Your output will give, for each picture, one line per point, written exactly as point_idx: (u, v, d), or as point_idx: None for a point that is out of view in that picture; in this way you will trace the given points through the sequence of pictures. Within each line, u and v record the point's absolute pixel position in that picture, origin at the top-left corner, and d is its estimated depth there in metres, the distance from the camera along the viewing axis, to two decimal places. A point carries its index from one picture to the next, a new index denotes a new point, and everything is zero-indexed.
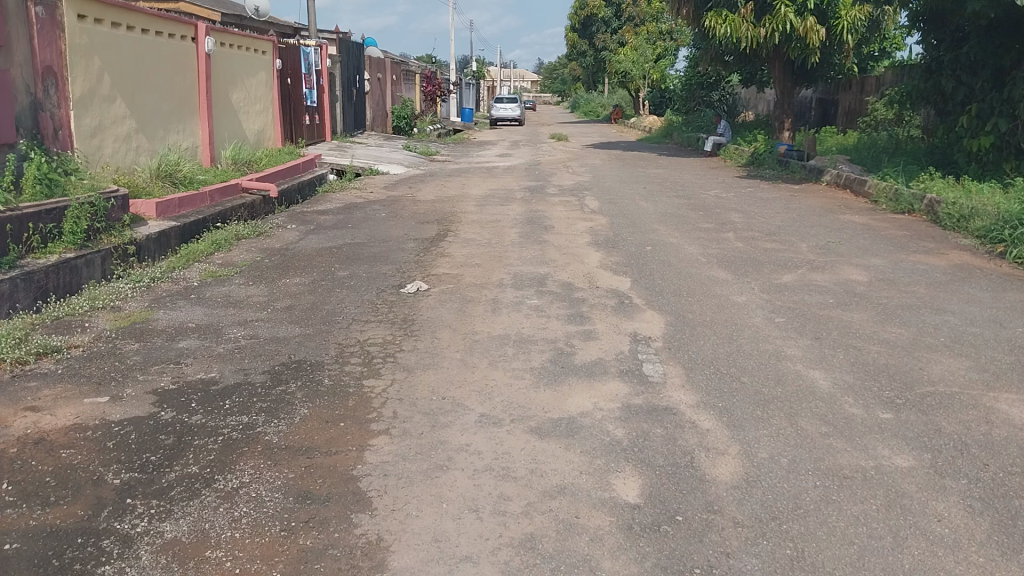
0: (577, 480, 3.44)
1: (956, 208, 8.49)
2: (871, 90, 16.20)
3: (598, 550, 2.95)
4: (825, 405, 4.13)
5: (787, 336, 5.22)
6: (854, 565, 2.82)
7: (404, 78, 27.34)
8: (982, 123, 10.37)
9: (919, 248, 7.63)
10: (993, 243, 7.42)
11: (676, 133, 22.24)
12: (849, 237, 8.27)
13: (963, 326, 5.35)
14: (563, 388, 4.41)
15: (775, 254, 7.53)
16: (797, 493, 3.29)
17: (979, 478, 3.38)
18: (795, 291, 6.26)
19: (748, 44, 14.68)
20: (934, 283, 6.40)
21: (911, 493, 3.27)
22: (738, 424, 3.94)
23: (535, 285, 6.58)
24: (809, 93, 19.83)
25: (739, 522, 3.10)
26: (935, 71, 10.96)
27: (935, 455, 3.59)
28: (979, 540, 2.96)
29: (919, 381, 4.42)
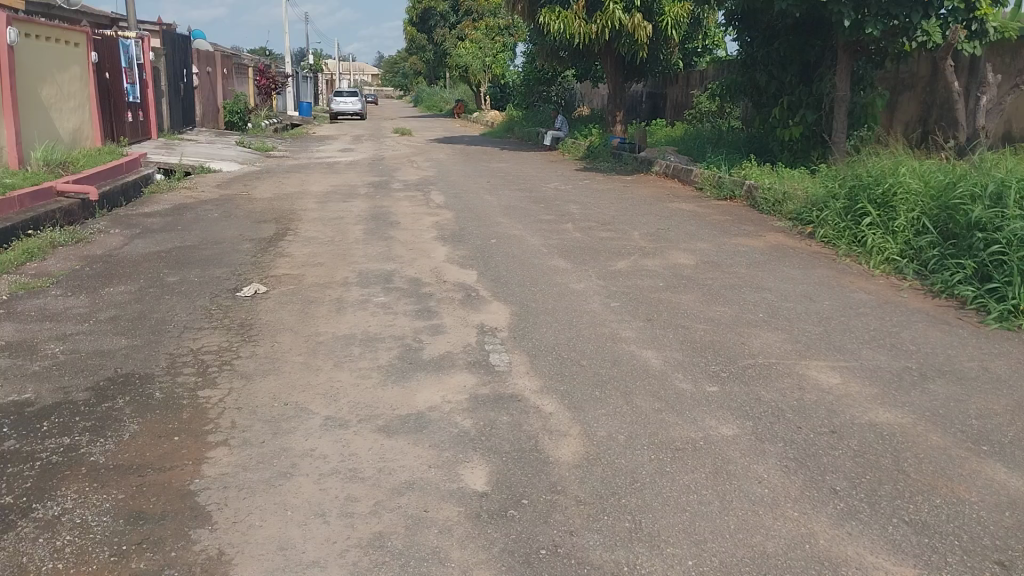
0: (425, 475, 3.45)
1: (771, 193, 9.20)
2: (696, 84, 17.26)
3: (446, 542, 2.98)
4: (657, 381, 4.38)
5: (622, 319, 5.47)
6: (686, 530, 3.01)
7: (235, 71, 26.15)
8: (792, 114, 11.26)
9: (740, 231, 8.20)
10: (803, 225, 8.10)
11: (517, 127, 22.71)
12: (678, 223, 8.76)
13: (779, 302, 5.81)
14: (410, 384, 4.40)
15: (611, 242, 7.86)
16: (635, 468, 3.46)
17: (793, 440, 3.70)
18: (629, 277, 6.57)
19: (582, 40, 15.17)
20: (753, 263, 6.91)
21: (735, 459, 3.53)
22: (579, 406, 4.09)
23: (381, 282, 6.52)
24: (638, 88, 20.83)
25: (582, 500, 3.23)
26: (750, 66, 11.79)
27: (755, 422, 3.88)
28: (794, 496, 3.24)
29: (741, 354, 4.78)
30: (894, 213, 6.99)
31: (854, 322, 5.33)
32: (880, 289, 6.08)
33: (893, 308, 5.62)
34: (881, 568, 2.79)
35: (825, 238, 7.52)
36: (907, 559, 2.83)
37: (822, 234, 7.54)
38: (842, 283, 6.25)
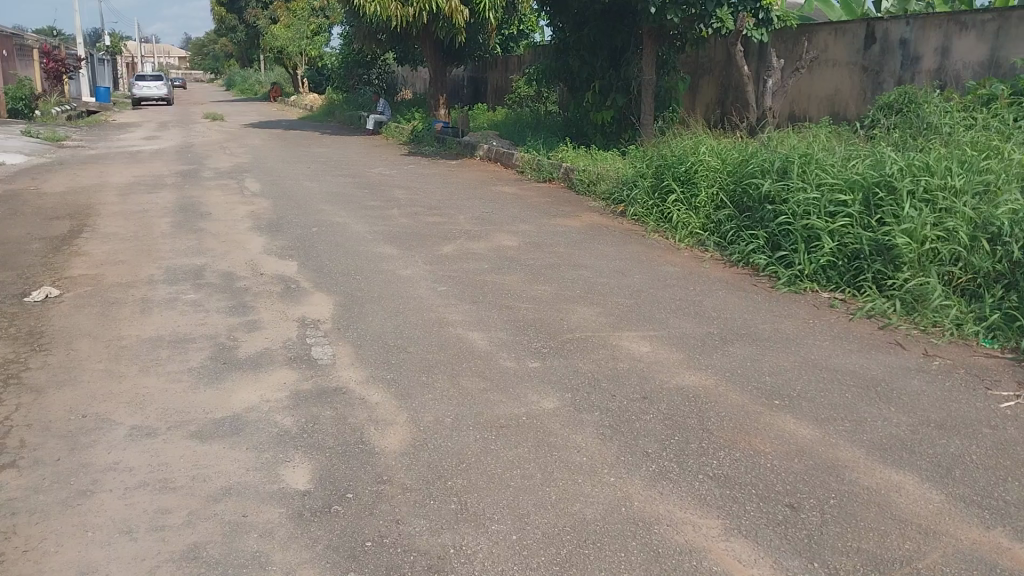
0: (244, 478, 3.31)
1: (586, 173, 9.55)
2: (514, 69, 17.58)
3: (268, 545, 2.87)
4: (482, 362, 4.44)
5: (448, 303, 5.49)
6: (511, 506, 3.08)
7: (16, 52, 23.61)
8: (604, 97, 11.75)
9: (559, 212, 8.46)
10: (616, 204, 8.49)
11: (338, 111, 22.13)
12: (501, 206, 8.90)
13: (595, 278, 6.05)
14: (226, 385, 4.19)
15: (435, 227, 7.86)
16: (460, 449, 3.49)
17: (608, 408, 3.88)
18: (454, 261, 6.60)
19: (399, 24, 14.95)
20: (571, 242, 7.15)
21: (556, 431, 3.65)
22: (405, 393, 4.07)
23: (192, 278, 6.14)
24: (459, 72, 20.90)
25: (407, 487, 3.21)
26: (563, 51, 12.11)
27: (574, 393, 4.03)
28: (610, 462, 3.39)
29: (562, 330, 4.93)
30: (695, 189, 7.46)
31: (663, 293, 5.66)
32: (685, 261, 6.49)
33: (697, 278, 6.01)
34: (689, 522, 2.99)
35: (636, 216, 7.92)
36: (711, 511, 3.05)
37: (634, 212, 7.93)
38: (652, 257, 6.61)
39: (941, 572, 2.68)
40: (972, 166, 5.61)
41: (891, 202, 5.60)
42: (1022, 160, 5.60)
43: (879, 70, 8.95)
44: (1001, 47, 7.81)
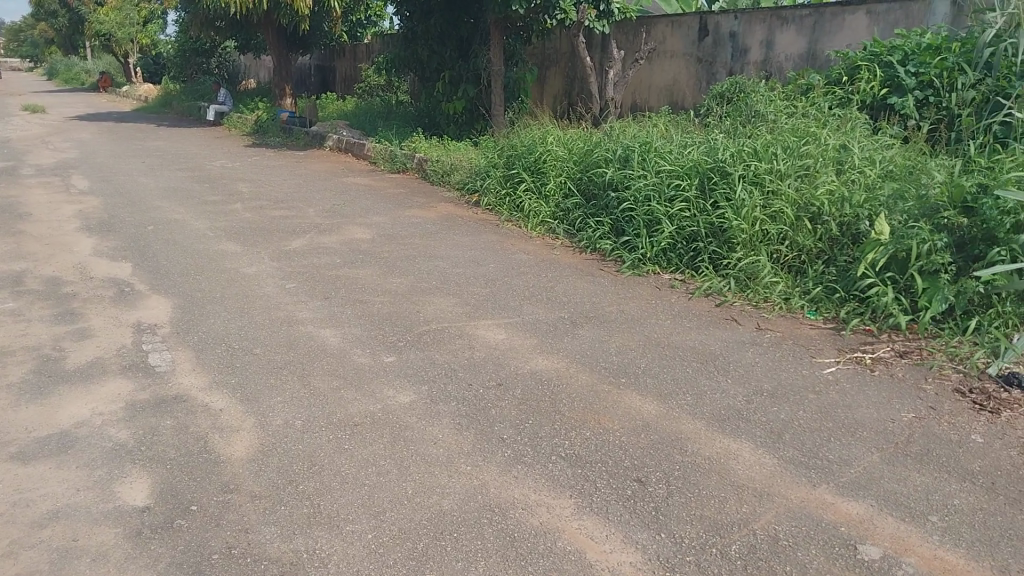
0: (74, 499, 3.07)
1: (439, 164, 9.52)
2: (363, 57, 17.24)
3: (102, 569, 2.68)
4: (334, 360, 4.34)
5: (298, 300, 5.32)
6: (366, 504, 3.03)
7: None
8: (454, 87, 11.74)
9: (413, 203, 8.39)
10: (469, 193, 8.52)
11: (176, 101, 20.92)
12: (352, 198, 8.72)
13: (449, 269, 6.05)
14: (51, 400, 3.87)
15: (283, 221, 7.59)
16: (312, 451, 3.40)
17: (464, 397, 3.89)
18: (304, 256, 6.40)
19: (238, 10, 14.27)
20: (425, 233, 7.11)
21: (411, 425, 3.62)
22: (252, 396, 3.91)
23: (10, 285, 5.62)
24: (305, 61, 20.27)
25: (257, 495, 3.09)
26: (411, 40, 11.98)
27: (430, 385, 4.02)
28: (466, 451, 3.41)
29: (417, 322, 4.90)
30: (545, 178, 7.61)
31: (515, 281, 5.73)
32: (538, 248, 6.61)
33: (548, 265, 6.14)
34: (543, 504, 3.05)
35: (489, 206, 7.99)
36: (564, 491, 3.13)
37: (487, 202, 7.99)
38: (505, 246, 6.69)
39: (774, 530, 2.88)
40: (794, 151, 5.99)
41: (724, 186, 5.92)
42: (836, 145, 6.01)
43: (712, 61, 9.45)
44: (818, 41, 8.43)
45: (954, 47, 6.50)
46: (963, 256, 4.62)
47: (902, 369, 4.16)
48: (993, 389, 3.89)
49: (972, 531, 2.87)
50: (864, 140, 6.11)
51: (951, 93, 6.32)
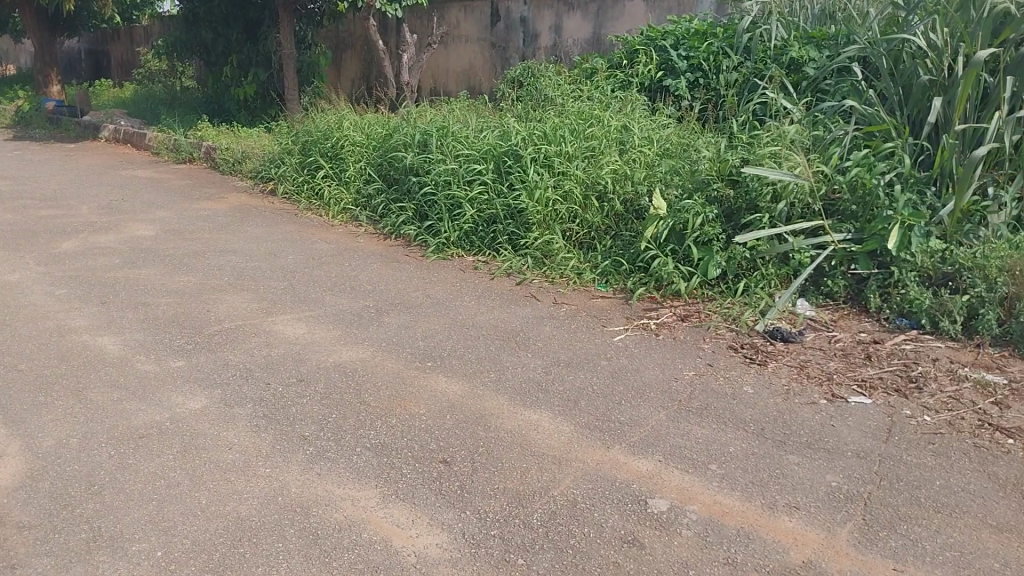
0: None
1: (230, 153, 9.03)
2: (140, 41, 15.95)
3: None
4: (115, 369, 4.00)
5: (71, 308, 4.84)
6: (156, 521, 2.83)
7: None
8: (243, 72, 11.16)
9: (202, 195, 7.90)
10: (264, 182, 8.15)
11: None
12: (133, 193, 8.07)
13: (244, 263, 5.76)
14: None
15: (52, 221, 6.88)
16: (91, 471, 3.12)
17: (262, 398, 3.73)
18: (77, 258, 5.84)
19: None
20: (216, 227, 6.73)
21: (204, 431, 3.42)
22: (17, 418, 3.52)
23: None
24: (72, 45, 18.43)
25: (26, 525, 2.79)
26: (193, 22, 11.25)
27: (224, 388, 3.81)
28: (265, 453, 3.27)
29: (208, 323, 4.62)
30: (343, 164, 7.43)
31: (316, 272, 5.57)
32: (338, 237, 6.46)
33: (350, 254, 6.02)
34: (347, 497, 3.00)
35: (286, 195, 7.68)
36: (369, 482, 3.09)
37: (283, 191, 7.68)
38: (303, 236, 6.47)
39: (573, 495, 3.01)
40: (581, 133, 6.24)
41: (518, 168, 6.07)
42: (619, 126, 6.32)
43: (505, 46, 9.64)
44: (601, 26, 8.85)
45: (718, 33, 7.02)
46: (731, 225, 5.05)
47: (684, 332, 4.49)
48: (761, 344, 4.29)
49: (745, 475, 3.15)
50: (643, 121, 6.46)
51: (718, 76, 6.82)
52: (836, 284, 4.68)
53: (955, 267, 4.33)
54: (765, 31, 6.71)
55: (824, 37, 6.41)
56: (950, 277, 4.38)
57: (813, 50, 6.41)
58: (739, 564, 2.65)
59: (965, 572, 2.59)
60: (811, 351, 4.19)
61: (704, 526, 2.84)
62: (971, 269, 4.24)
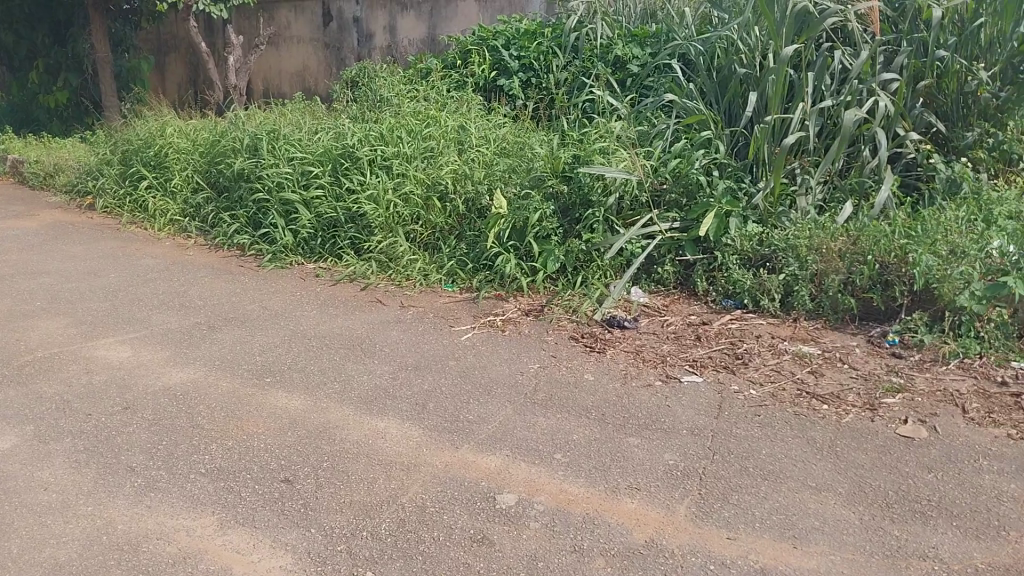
0: None
1: (39, 165, 8.29)
2: None
3: None
4: None
5: None
6: None
7: None
8: (53, 78, 10.29)
9: (8, 213, 7.21)
10: (80, 195, 7.54)
11: None
12: None
13: (58, 285, 5.31)
14: None
15: None
16: None
17: (82, 430, 3.44)
18: None
19: None
20: (25, 247, 6.16)
21: (15, 473, 3.12)
22: None
23: None
24: None
25: None
26: None
27: (38, 424, 3.49)
28: (86, 491, 3.02)
29: (18, 353, 4.22)
30: (168, 173, 6.99)
31: (142, 290, 5.22)
32: (165, 251, 6.08)
33: (179, 268, 5.68)
34: (181, 528, 2.82)
35: (106, 208, 7.14)
36: (205, 509, 2.92)
37: (103, 204, 7.12)
38: (127, 252, 6.05)
39: (422, 500, 2.98)
40: (417, 133, 6.17)
41: (355, 171, 5.94)
42: (455, 125, 6.28)
43: (339, 46, 9.39)
44: (435, 26, 8.89)
45: (546, 32, 7.15)
46: (568, 219, 5.16)
47: (528, 326, 4.56)
48: (601, 332, 4.43)
49: (588, 461, 3.23)
50: (478, 119, 6.46)
51: (548, 74, 6.93)
52: (666, 271, 4.91)
53: (772, 249, 4.61)
54: (591, 30, 6.90)
55: (645, 36, 6.68)
56: (768, 258, 4.67)
57: (636, 48, 6.66)
58: (584, 550, 2.71)
59: (790, 532, 2.78)
60: (647, 336, 4.37)
61: (550, 516, 2.89)
62: (784, 249, 4.53)
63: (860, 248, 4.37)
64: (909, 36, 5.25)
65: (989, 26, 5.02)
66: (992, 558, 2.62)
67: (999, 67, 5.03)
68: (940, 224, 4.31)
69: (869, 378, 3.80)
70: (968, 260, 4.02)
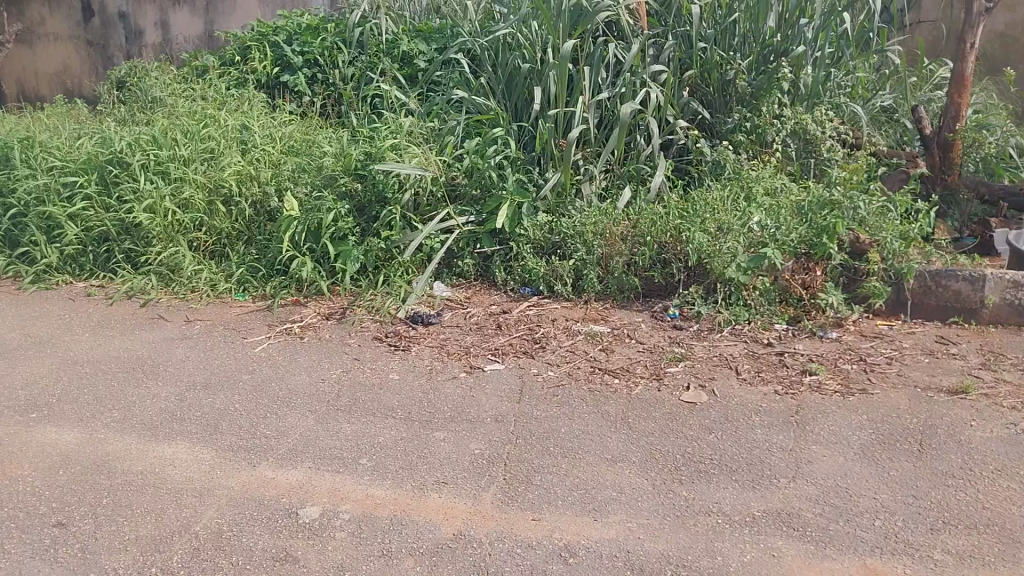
0: None
1: None
2: None
3: None
4: None
5: None
6: None
7: None
8: None
9: None
10: None
11: None
12: None
13: None
14: None
15: None
16: None
17: None
18: None
19: None
20: None
21: None
22: None
23: None
24: None
25: None
26: None
27: None
28: None
29: None
30: None
31: None
32: None
33: None
34: None
35: None
36: None
37: None
38: None
39: (217, 525, 2.81)
40: (194, 134, 5.73)
41: (126, 179, 5.45)
42: (235, 126, 5.89)
43: (105, 44, 8.64)
44: (213, 22, 8.38)
45: (329, 28, 6.94)
46: (364, 218, 5.03)
47: (327, 331, 4.43)
48: (403, 330, 4.40)
49: (394, 462, 3.19)
50: (261, 117, 6.12)
51: (334, 70, 6.70)
52: (465, 264, 4.96)
53: (562, 236, 4.78)
54: (374, 25, 6.74)
55: (430, 31, 6.68)
56: (558, 245, 4.83)
57: (422, 44, 6.58)
58: (393, 553, 2.68)
59: (590, 506, 2.89)
60: (449, 329, 4.39)
61: (357, 524, 2.82)
62: (573, 236, 4.73)
63: (640, 231, 4.65)
64: (674, 30, 5.66)
65: (743, 21, 5.53)
66: (766, 505, 2.87)
67: (752, 58, 5.50)
68: (709, 204, 4.67)
69: (655, 351, 4.05)
70: (733, 236, 4.39)
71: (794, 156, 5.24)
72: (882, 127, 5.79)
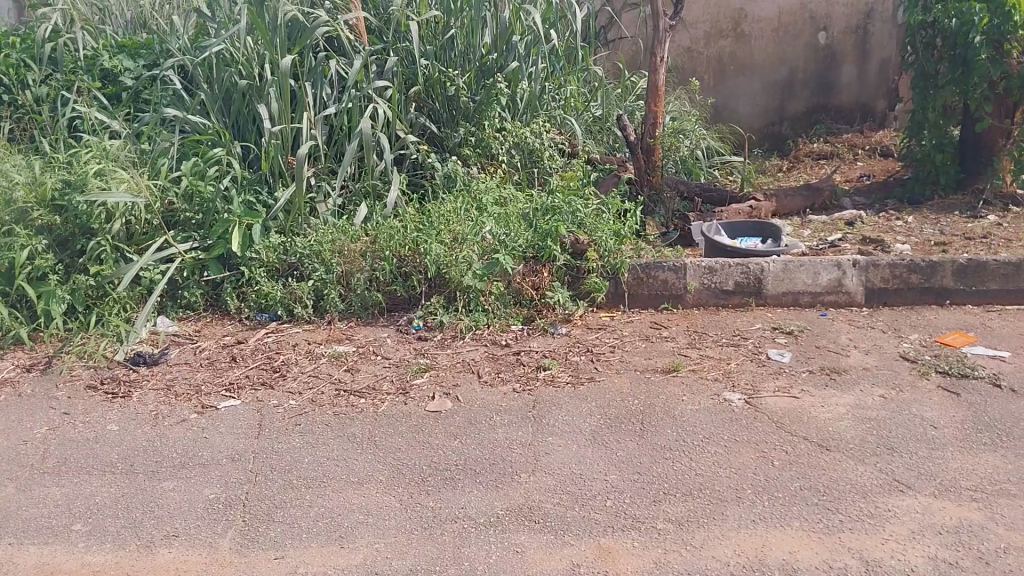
0: None
1: None
2: None
3: None
4: None
5: None
6: None
7: None
8: None
9: None
10: None
11: None
12: None
13: None
14: None
15: None
16: None
17: None
18: None
19: None
20: None
21: None
22: None
23: None
24: None
25: None
26: None
27: None
28: None
29: None
30: None
31: None
32: None
33: None
34: None
35: None
36: None
37: None
38: None
39: None
40: None
41: None
42: None
43: None
44: None
45: (13, 43, 6.12)
46: (68, 253, 4.54)
47: (30, 385, 3.93)
48: (122, 374, 4.01)
49: (114, 521, 2.89)
50: None
51: (22, 90, 5.92)
52: (193, 295, 4.61)
53: (297, 257, 4.64)
54: (69, 40, 6.06)
55: (134, 46, 6.03)
56: (295, 266, 4.68)
57: (127, 60, 5.97)
58: None
59: (336, 534, 2.81)
60: (177, 368, 4.06)
61: None
62: (309, 256, 4.59)
63: (378, 246, 4.60)
64: (395, 45, 5.64)
65: (460, 35, 5.67)
66: (508, 503, 2.96)
67: (472, 73, 5.67)
68: (443, 215, 4.74)
69: (400, 365, 4.03)
70: (467, 245, 4.50)
71: (520, 166, 5.51)
72: (596, 136, 6.25)
